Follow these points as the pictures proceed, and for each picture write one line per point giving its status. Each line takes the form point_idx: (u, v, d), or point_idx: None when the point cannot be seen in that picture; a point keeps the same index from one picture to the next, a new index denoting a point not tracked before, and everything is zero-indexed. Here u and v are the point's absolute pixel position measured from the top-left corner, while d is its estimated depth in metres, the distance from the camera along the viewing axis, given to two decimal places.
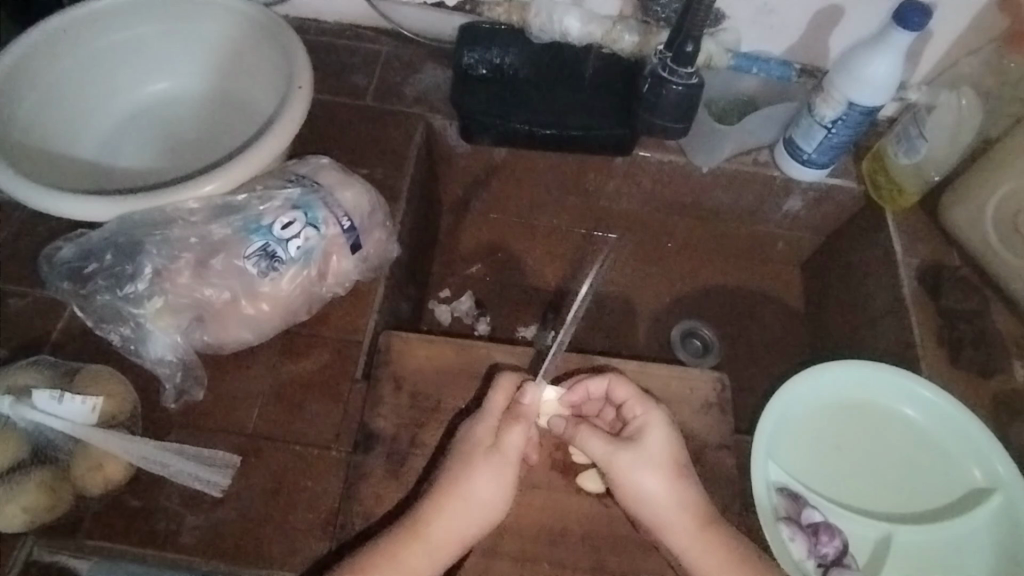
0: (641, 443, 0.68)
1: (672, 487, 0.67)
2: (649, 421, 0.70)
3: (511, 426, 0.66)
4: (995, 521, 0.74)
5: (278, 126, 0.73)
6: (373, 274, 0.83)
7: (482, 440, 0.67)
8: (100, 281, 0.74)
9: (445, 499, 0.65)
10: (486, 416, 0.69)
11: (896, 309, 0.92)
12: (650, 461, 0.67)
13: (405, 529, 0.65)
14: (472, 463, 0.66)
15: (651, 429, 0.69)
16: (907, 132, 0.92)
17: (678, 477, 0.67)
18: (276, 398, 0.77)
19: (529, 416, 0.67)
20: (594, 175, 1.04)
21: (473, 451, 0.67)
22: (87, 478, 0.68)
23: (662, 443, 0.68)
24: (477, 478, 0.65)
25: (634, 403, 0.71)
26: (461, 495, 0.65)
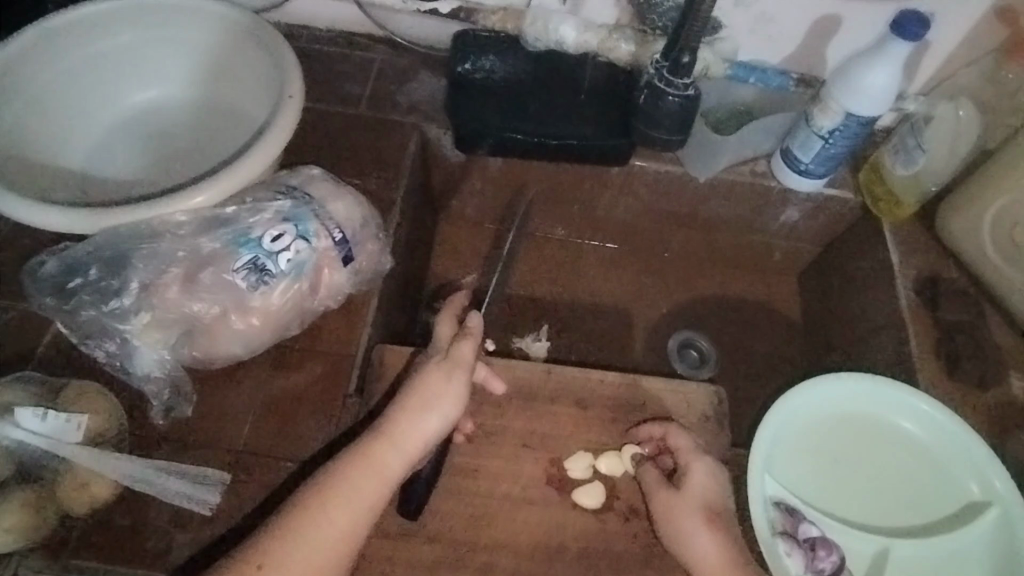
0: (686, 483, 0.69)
1: (712, 526, 0.67)
2: (693, 466, 0.71)
3: (463, 340, 0.71)
4: (991, 535, 0.74)
5: (269, 137, 0.72)
6: (367, 286, 0.82)
7: (436, 357, 0.71)
8: (84, 295, 0.73)
9: (407, 401, 0.67)
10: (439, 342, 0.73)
11: (894, 321, 0.92)
12: (691, 500, 0.68)
13: (373, 431, 0.66)
14: (429, 373, 0.69)
15: (694, 472, 0.70)
16: (904, 143, 0.93)
17: (716, 517, 0.67)
18: (266, 413, 0.75)
19: (478, 332, 0.72)
20: (590, 184, 1.03)
21: (429, 366, 0.70)
22: (72, 497, 0.66)
23: (705, 484, 0.69)
24: (435, 385, 0.68)
25: (685, 452, 0.72)
26: (424, 396, 0.67)
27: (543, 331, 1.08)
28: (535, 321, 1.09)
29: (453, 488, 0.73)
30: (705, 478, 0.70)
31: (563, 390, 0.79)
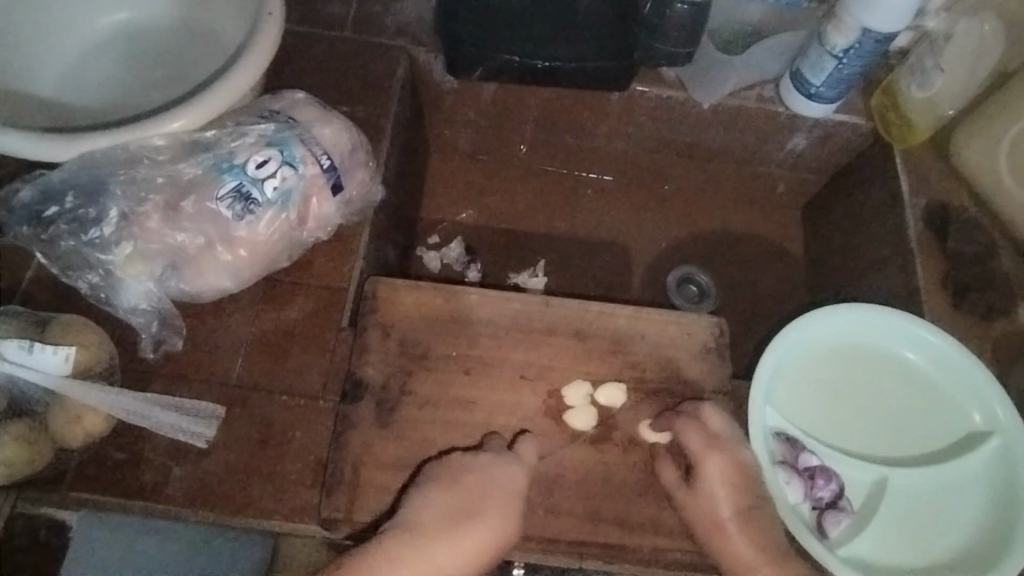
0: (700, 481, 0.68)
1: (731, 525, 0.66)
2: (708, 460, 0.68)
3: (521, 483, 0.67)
4: (991, 464, 0.73)
5: (250, 57, 0.69)
6: (356, 218, 0.80)
7: (500, 488, 0.65)
8: (61, 226, 0.70)
9: (455, 502, 0.63)
10: (506, 464, 0.67)
11: (901, 251, 0.89)
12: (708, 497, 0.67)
13: (412, 527, 0.62)
14: (480, 499, 0.64)
15: (710, 468, 0.68)
16: (921, 64, 0.89)
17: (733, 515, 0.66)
18: (257, 347, 0.74)
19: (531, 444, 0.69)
20: (588, 113, 0.99)
21: (488, 493, 0.64)
22: (66, 431, 0.65)
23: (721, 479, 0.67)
24: (484, 524, 0.63)
25: (698, 450, 0.68)
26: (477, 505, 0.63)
27: (540, 266, 1.06)
28: (532, 256, 1.07)
29: (448, 421, 0.72)
30: (731, 471, 0.67)
31: (562, 322, 0.77)
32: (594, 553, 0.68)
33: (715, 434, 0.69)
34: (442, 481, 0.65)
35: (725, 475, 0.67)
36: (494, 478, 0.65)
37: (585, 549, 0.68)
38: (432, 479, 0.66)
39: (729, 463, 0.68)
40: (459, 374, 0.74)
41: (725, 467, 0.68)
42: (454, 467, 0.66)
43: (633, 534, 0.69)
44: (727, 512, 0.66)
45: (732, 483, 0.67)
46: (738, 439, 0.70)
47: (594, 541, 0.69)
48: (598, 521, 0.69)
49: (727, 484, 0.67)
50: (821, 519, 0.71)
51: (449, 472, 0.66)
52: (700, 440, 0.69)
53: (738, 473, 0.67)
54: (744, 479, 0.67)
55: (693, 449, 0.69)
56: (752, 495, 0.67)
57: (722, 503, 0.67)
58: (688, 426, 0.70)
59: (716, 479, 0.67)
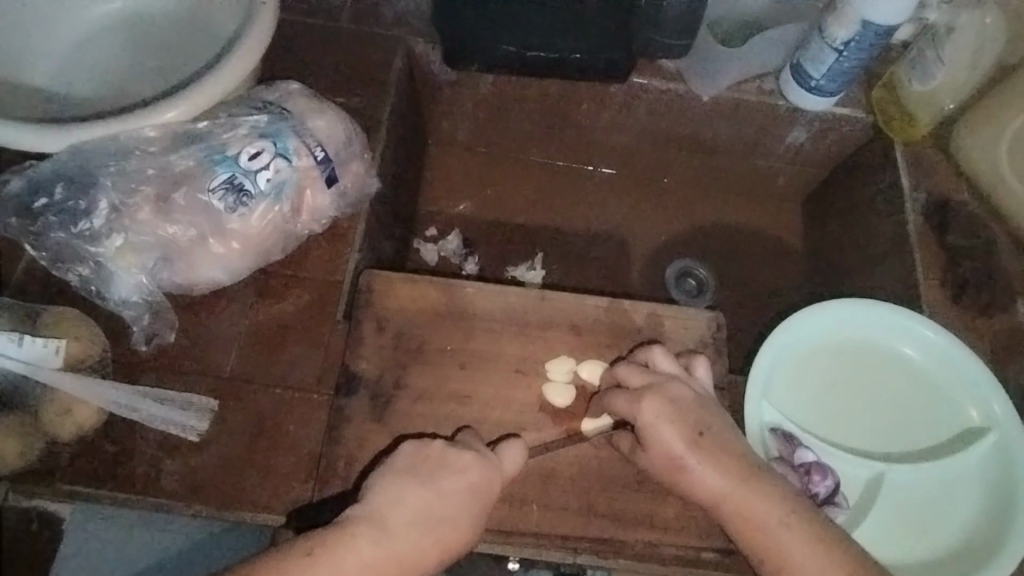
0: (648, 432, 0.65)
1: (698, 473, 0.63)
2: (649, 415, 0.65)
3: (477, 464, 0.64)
4: (987, 460, 0.73)
5: (243, 47, 0.68)
6: (351, 210, 0.79)
7: (473, 493, 0.62)
8: (50, 218, 0.70)
9: (442, 489, 0.61)
10: (484, 468, 0.63)
11: (901, 246, 0.89)
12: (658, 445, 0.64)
13: (402, 511, 0.59)
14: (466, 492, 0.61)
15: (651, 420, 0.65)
16: (922, 56, 0.88)
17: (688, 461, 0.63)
18: (252, 340, 0.73)
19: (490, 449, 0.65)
20: (587, 104, 0.98)
21: (461, 498, 0.61)
22: (56, 424, 0.65)
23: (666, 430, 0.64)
24: (448, 530, 0.59)
25: (629, 405, 0.66)
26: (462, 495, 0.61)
27: (538, 258, 1.05)
28: (529, 248, 1.06)
29: (443, 414, 0.71)
30: (663, 409, 0.65)
31: (559, 316, 0.77)
32: (587, 548, 0.68)
33: (647, 380, 0.67)
34: (417, 474, 0.62)
35: (661, 413, 0.65)
36: (471, 480, 0.62)
37: (579, 545, 0.68)
38: (406, 468, 0.62)
39: (662, 401, 0.65)
40: (454, 368, 0.73)
41: (658, 405, 0.65)
42: (434, 460, 0.63)
43: (627, 530, 0.69)
44: (677, 449, 0.64)
45: (671, 420, 0.64)
46: (674, 378, 0.68)
47: (587, 536, 0.68)
48: (593, 516, 0.69)
49: (664, 421, 0.64)
50: None
51: (426, 466, 0.62)
52: (633, 389, 0.67)
53: (674, 408, 0.65)
54: (682, 412, 0.65)
55: (625, 399, 0.67)
56: (700, 426, 0.65)
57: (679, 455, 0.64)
58: (628, 377, 0.69)
59: (652, 421, 0.64)
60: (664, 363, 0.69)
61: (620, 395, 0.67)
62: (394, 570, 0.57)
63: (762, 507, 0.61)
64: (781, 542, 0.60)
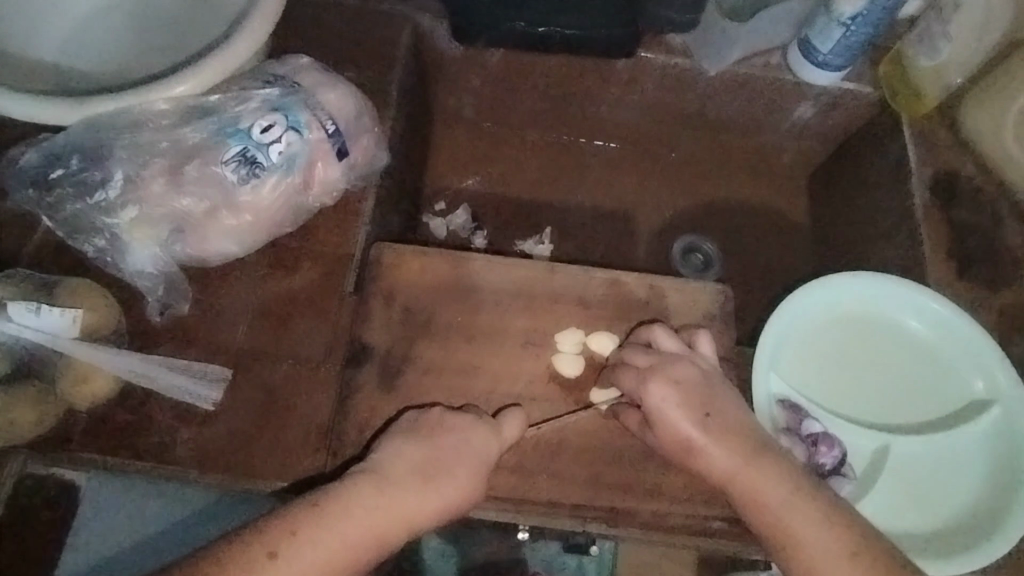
0: (654, 412, 0.66)
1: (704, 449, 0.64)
2: (654, 396, 0.66)
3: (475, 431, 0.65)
4: (992, 432, 0.74)
5: (254, 20, 0.69)
6: (362, 184, 0.79)
7: (473, 450, 0.63)
8: (66, 188, 0.71)
9: (437, 445, 0.62)
10: (483, 429, 0.65)
11: (906, 220, 0.89)
12: (665, 425, 0.65)
13: (400, 464, 0.61)
14: (462, 448, 0.63)
15: (655, 401, 0.66)
16: (929, 31, 0.87)
17: (694, 439, 0.64)
18: (264, 312, 0.74)
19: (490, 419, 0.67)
20: (594, 80, 0.99)
21: (461, 454, 0.62)
22: (74, 393, 0.66)
23: (672, 408, 0.65)
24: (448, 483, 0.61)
25: (636, 387, 0.67)
26: (458, 452, 0.62)
27: (546, 234, 1.06)
28: (537, 224, 1.07)
29: (453, 385, 0.72)
30: (670, 391, 0.65)
31: (567, 289, 0.77)
32: (596, 517, 0.69)
33: (651, 361, 0.68)
34: (416, 432, 0.63)
35: (669, 395, 0.65)
36: (470, 439, 0.64)
37: (586, 513, 0.69)
38: (406, 431, 0.64)
39: (668, 381, 0.66)
40: (464, 339, 0.74)
41: (665, 387, 0.66)
42: (433, 421, 0.65)
43: (634, 498, 0.70)
44: (684, 432, 0.65)
45: (678, 400, 0.65)
46: (679, 357, 0.68)
47: (596, 504, 0.69)
48: (601, 484, 0.70)
49: (671, 403, 0.65)
50: None
51: (426, 427, 0.64)
52: (638, 372, 0.68)
53: (680, 388, 0.66)
54: (688, 392, 0.66)
55: (631, 381, 0.68)
56: (705, 407, 0.65)
57: (685, 434, 0.65)
58: (633, 358, 0.70)
59: (659, 403, 0.65)
60: (668, 344, 0.70)
61: (626, 376, 0.69)
62: (396, 520, 0.58)
63: (772, 484, 0.62)
64: (788, 516, 0.60)
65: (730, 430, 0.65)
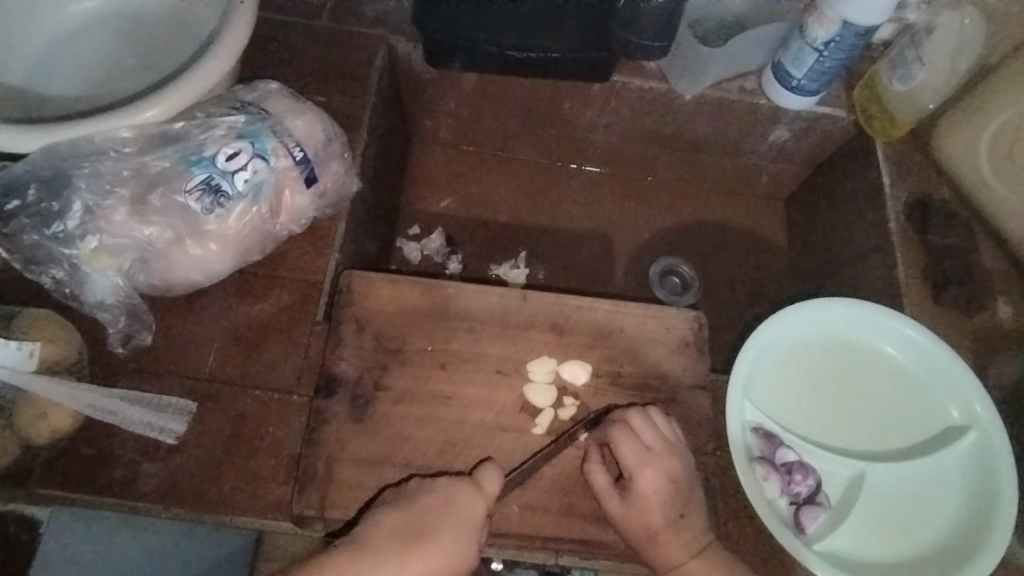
0: (636, 493, 0.67)
1: (663, 537, 0.66)
2: (650, 480, 0.67)
3: (471, 489, 0.65)
4: (969, 457, 0.73)
5: (220, 47, 0.68)
6: (332, 210, 0.78)
7: (451, 514, 0.63)
8: (23, 219, 0.69)
9: (421, 509, 0.63)
10: (466, 491, 0.65)
11: (882, 244, 0.89)
12: (641, 506, 0.66)
13: (381, 530, 0.62)
14: (452, 520, 0.63)
15: (644, 484, 0.67)
16: (903, 56, 0.87)
17: (663, 528, 0.66)
18: (230, 342, 0.73)
19: (489, 489, 0.66)
20: (570, 102, 0.98)
21: (441, 519, 0.63)
22: (31, 428, 0.64)
23: (656, 496, 0.67)
24: (437, 547, 0.62)
25: (636, 463, 0.67)
26: (441, 514, 0.63)
27: (522, 257, 1.05)
28: (514, 246, 1.06)
29: (425, 416, 0.71)
30: (659, 484, 0.67)
31: (539, 316, 0.76)
32: (567, 549, 0.68)
33: (656, 443, 0.68)
34: (395, 506, 0.64)
35: (661, 486, 0.67)
36: (455, 502, 0.64)
37: (561, 546, 0.68)
38: (390, 501, 0.65)
39: (664, 475, 0.67)
40: (436, 367, 0.73)
41: (659, 480, 0.67)
42: (414, 490, 0.65)
43: (609, 530, 0.69)
44: (660, 525, 0.66)
45: (666, 493, 0.67)
46: (679, 448, 0.69)
47: (570, 536, 0.68)
48: (575, 516, 0.69)
49: (658, 499, 0.67)
50: (799, 515, 0.71)
51: (407, 496, 0.64)
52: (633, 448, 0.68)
53: (671, 486, 0.67)
54: (676, 491, 0.68)
55: (624, 455, 0.67)
56: (681, 507, 0.68)
57: (654, 519, 0.66)
58: (639, 430, 0.68)
59: (649, 493, 0.67)
60: (665, 426, 0.70)
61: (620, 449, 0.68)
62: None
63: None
64: None
65: (694, 521, 0.68)
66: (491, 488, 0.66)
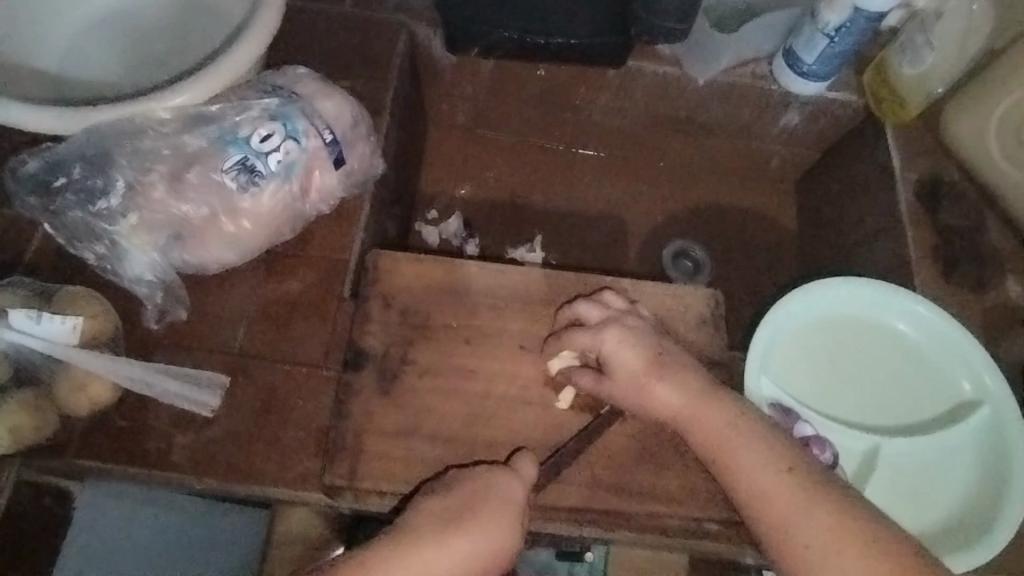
0: (614, 354, 0.69)
1: (662, 388, 0.67)
2: (601, 342, 0.70)
3: (507, 475, 0.65)
4: (981, 430, 0.75)
5: (252, 33, 0.70)
6: (358, 190, 0.80)
7: (494, 495, 0.63)
8: (68, 197, 0.71)
9: (463, 492, 0.63)
10: (505, 475, 0.65)
11: (893, 225, 0.91)
12: (626, 362, 0.69)
13: (428, 512, 0.61)
14: (495, 502, 0.63)
15: (611, 345, 0.69)
16: (913, 41, 0.89)
17: (657, 376, 0.68)
18: (261, 318, 0.75)
19: (524, 475, 0.67)
20: (585, 87, 1.00)
21: (484, 498, 0.63)
22: (72, 399, 0.66)
23: (636, 348, 0.69)
24: (487, 525, 0.61)
25: (591, 333, 0.71)
26: (481, 494, 0.63)
27: (537, 240, 1.07)
28: (529, 229, 1.08)
29: (450, 389, 0.73)
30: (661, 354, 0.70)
31: (559, 294, 0.78)
32: (589, 519, 0.70)
33: (603, 315, 0.72)
34: (438, 492, 0.64)
35: (622, 339, 0.69)
36: (495, 486, 0.64)
37: (583, 516, 0.70)
38: (432, 490, 0.65)
39: (618, 330, 0.70)
40: (460, 342, 0.75)
41: (616, 336, 0.70)
42: (454, 480, 0.65)
43: (630, 500, 0.71)
44: (642, 371, 0.68)
45: (631, 342, 0.69)
46: (629, 311, 0.73)
47: (593, 507, 0.70)
48: (597, 486, 0.71)
49: (632, 347, 0.69)
50: None
51: (448, 484, 0.65)
52: (646, 331, 0.71)
53: (632, 334, 0.70)
54: (641, 337, 0.70)
55: (636, 339, 0.70)
56: (659, 350, 0.69)
57: (635, 367, 0.68)
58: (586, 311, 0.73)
59: (611, 348, 0.69)
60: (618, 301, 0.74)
61: (627, 336, 0.70)
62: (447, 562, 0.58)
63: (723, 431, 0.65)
64: (753, 473, 0.62)
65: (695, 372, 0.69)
66: (527, 476, 0.67)
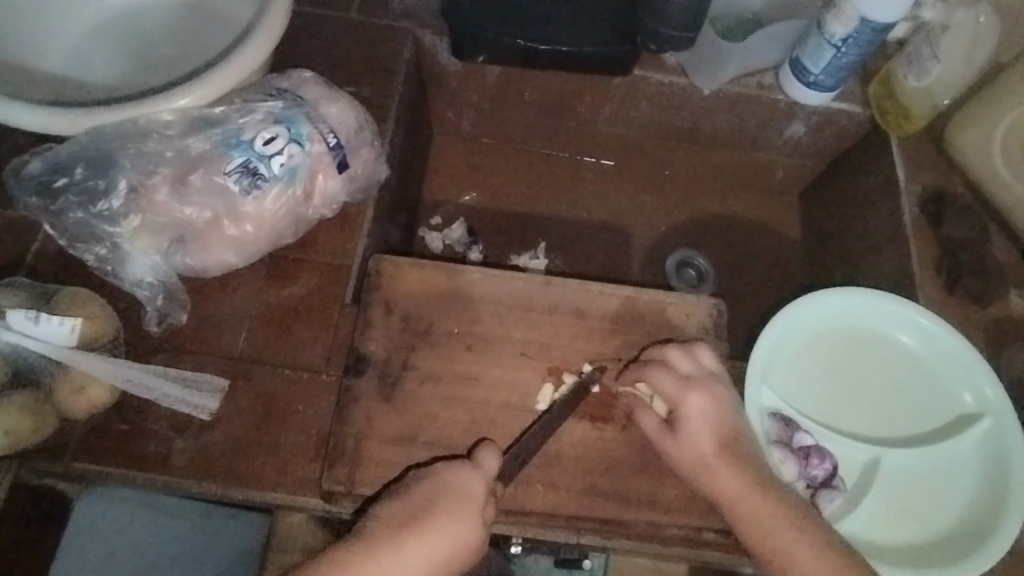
0: (687, 418, 0.68)
1: (723, 464, 0.67)
2: (685, 406, 0.69)
3: (463, 470, 0.65)
4: (982, 443, 0.75)
5: (257, 36, 0.70)
6: (362, 195, 0.80)
7: (447, 493, 0.63)
8: (70, 198, 0.72)
9: (416, 492, 0.63)
10: (459, 469, 0.65)
11: (897, 237, 0.91)
12: (699, 430, 0.68)
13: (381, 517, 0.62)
14: (446, 501, 0.63)
15: (688, 411, 0.68)
16: (919, 53, 0.89)
17: (724, 454, 0.67)
18: (262, 322, 0.75)
19: (481, 469, 0.66)
20: (590, 96, 1.00)
21: (437, 498, 0.63)
22: (70, 401, 0.66)
23: (716, 419, 0.68)
24: (438, 525, 0.61)
25: (676, 391, 0.69)
26: (433, 493, 0.63)
27: (540, 248, 1.07)
28: (532, 236, 1.08)
29: (451, 396, 0.73)
30: (710, 404, 0.69)
31: (562, 302, 0.78)
32: (589, 529, 0.69)
33: (693, 372, 0.71)
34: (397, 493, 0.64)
35: (706, 408, 0.69)
36: (448, 483, 0.64)
37: (583, 526, 0.69)
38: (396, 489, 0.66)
39: (708, 399, 0.69)
40: (461, 349, 0.75)
41: (702, 403, 0.69)
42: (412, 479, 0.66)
43: (631, 510, 0.70)
44: (710, 449, 0.67)
45: (713, 415, 0.69)
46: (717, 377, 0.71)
47: (593, 516, 0.70)
48: (597, 495, 0.70)
49: (712, 418, 0.68)
50: (815, 498, 0.73)
51: (407, 484, 0.65)
52: (729, 403, 0.70)
53: (717, 408, 0.69)
54: (722, 412, 0.69)
55: (718, 410, 0.69)
56: (735, 428, 0.69)
57: (705, 441, 0.68)
58: (673, 364, 0.71)
59: (693, 413, 0.68)
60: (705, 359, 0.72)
61: (711, 405, 0.69)
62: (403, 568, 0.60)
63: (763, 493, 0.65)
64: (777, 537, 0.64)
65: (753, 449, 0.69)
66: (483, 466, 0.67)
